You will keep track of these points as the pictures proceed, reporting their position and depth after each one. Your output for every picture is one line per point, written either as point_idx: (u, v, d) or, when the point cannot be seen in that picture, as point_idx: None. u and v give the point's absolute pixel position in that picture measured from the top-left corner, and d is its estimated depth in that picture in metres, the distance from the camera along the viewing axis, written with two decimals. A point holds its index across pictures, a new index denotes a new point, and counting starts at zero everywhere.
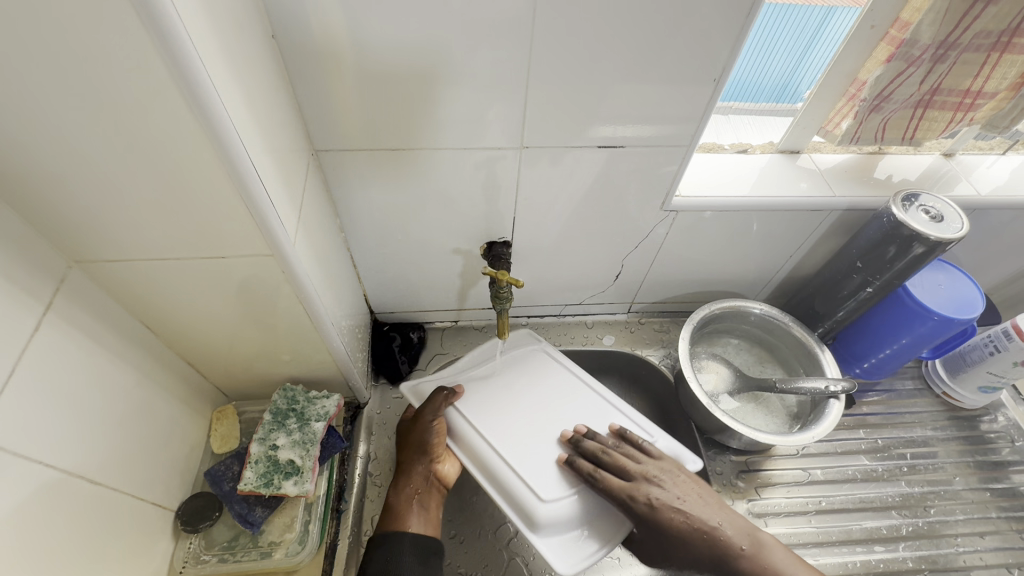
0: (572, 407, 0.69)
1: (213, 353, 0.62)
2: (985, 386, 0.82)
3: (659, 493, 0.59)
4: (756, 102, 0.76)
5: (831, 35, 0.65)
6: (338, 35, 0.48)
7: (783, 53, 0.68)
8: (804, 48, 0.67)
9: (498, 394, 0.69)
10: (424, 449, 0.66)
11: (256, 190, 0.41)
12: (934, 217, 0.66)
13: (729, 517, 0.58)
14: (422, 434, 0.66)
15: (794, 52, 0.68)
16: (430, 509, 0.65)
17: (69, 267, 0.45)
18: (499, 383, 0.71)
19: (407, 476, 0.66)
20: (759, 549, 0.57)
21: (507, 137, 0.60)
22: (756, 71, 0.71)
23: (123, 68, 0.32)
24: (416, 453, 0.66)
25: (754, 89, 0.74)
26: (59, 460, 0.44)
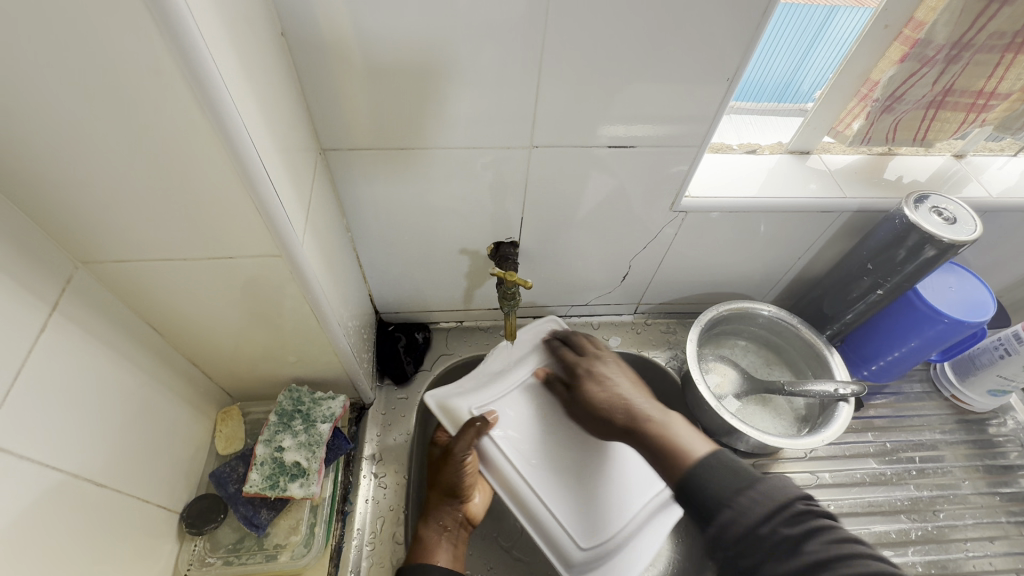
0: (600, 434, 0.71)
1: (219, 354, 0.61)
2: (995, 390, 0.81)
3: (601, 371, 0.66)
4: (758, 102, 0.76)
5: (831, 36, 0.65)
6: (348, 33, 0.48)
7: (785, 53, 0.67)
8: (806, 47, 0.66)
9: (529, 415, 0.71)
10: (455, 491, 0.66)
11: (266, 191, 0.41)
12: (947, 219, 0.65)
13: (653, 398, 0.60)
14: (455, 476, 0.65)
15: (795, 53, 0.67)
16: (457, 547, 0.66)
17: (75, 268, 0.45)
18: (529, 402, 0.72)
19: (436, 513, 0.66)
20: (665, 418, 0.56)
21: (516, 137, 0.59)
22: (759, 71, 0.70)
23: (131, 64, 0.31)
24: (447, 493, 0.66)
25: (755, 89, 0.73)
26: (65, 464, 0.44)
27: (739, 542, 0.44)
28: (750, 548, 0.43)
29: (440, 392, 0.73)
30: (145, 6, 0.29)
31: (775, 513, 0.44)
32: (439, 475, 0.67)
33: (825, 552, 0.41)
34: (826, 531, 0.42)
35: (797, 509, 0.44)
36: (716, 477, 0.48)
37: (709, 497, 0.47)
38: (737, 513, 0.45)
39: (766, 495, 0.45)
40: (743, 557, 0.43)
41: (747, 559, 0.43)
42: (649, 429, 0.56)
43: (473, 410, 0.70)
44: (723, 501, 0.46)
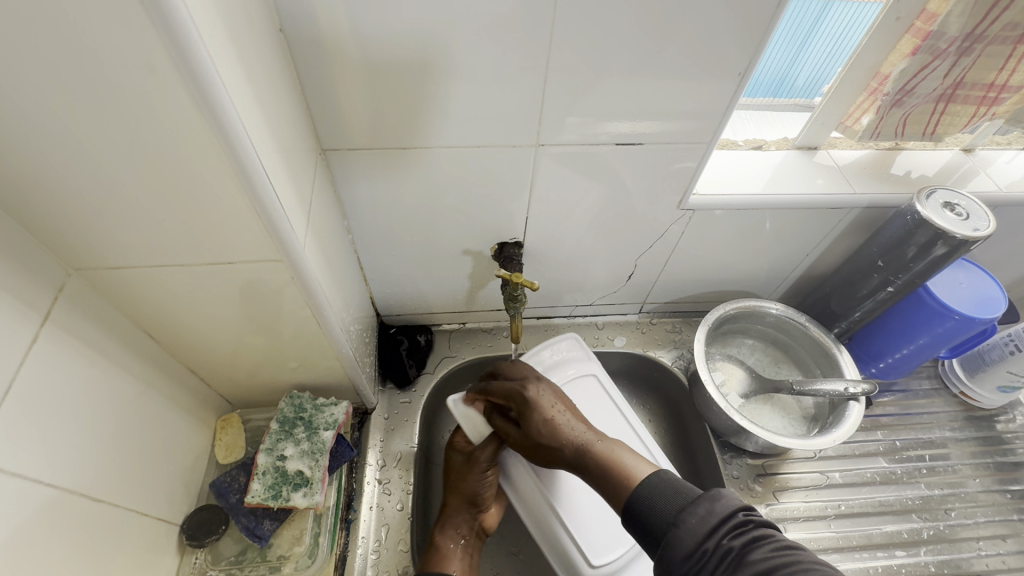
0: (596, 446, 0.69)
1: (218, 361, 0.60)
2: (1004, 385, 0.81)
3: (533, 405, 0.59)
4: (754, 97, 0.75)
5: (826, 31, 0.64)
6: (348, 27, 0.46)
7: (779, 50, 0.66)
8: (800, 44, 0.65)
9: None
10: (474, 501, 0.65)
11: (267, 195, 0.39)
12: (960, 215, 0.64)
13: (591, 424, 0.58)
14: (477, 484, 0.64)
15: (790, 49, 0.66)
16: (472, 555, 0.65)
17: (68, 275, 0.43)
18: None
19: (453, 520, 0.65)
20: (611, 451, 0.53)
21: (521, 135, 0.58)
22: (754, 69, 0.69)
23: (121, 60, 0.30)
24: (466, 501, 0.65)
25: (753, 85, 0.73)
26: (60, 480, 0.42)
27: (686, 561, 0.42)
28: (699, 563, 0.42)
29: (458, 399, 0.71)
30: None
31: (719, 524, 0.42)
32: (460, 483, 0.65)
33: (770, 560, 0.39)
34: (769, 539, 0.41)
35: (739, 518, 0.43)
36: (657, 500, 0.47)
37: (651, 524, 0.46)
38: (681, 528, 0.44)
39: (707, 508, 0.44)
40: (694, 574, 0.42)
41: (696, 574, 0.42)
42: (598, 454, 0.54)
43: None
44: (669, 525, 0.45)
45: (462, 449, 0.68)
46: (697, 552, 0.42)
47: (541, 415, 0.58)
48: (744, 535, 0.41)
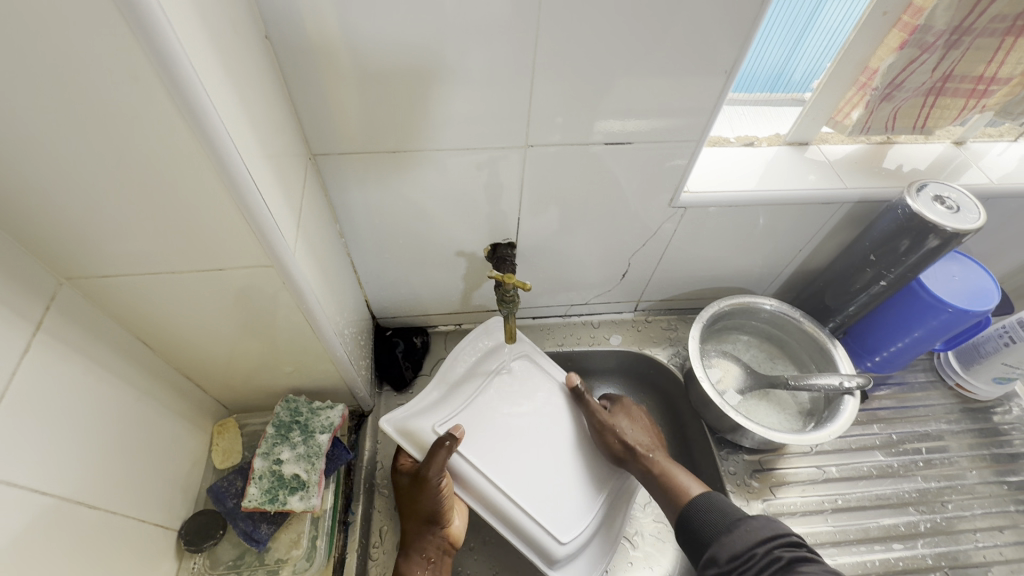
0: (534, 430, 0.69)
1: (213, 367, 0.60)
2: (999, 377, 0.81)
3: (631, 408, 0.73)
4: (751, 92, 0.75)
5: (821, 28, 0.64)
6: (334, 33, 0.46)
7: (777, 42, 0.66)
8: (797, 37, 0.65)
9: (498, 425, 0.68)
10: (433, 518, 0.63)
11: (254, 199, 0.39)
12: (950, 208, 0.64)
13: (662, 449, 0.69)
14: (433, 502, 0.62)
15: (788, 40, 0.66)
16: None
17: (59, 284, 0.43)
18: (493, 413, 0.69)
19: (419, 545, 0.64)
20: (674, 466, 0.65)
21: (510, 136, 0.58)
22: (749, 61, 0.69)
23: (104, 71, 0.30)
24: (425, 521, 0.63)
25: (749, 80, 0.73)
26: (54, 488, 0.43)
27: (732, 560, 0.54)
28: (745, 562, 0.53)
29: (396, 416, 0.66)
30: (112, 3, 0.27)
31: (773, 538, 0.53)
32: (417, 504, 0.63)
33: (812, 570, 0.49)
34: (815, 561, 0.51)
35: (793, 539, 0.53)
36: (716, 509, 0.59)
37: (707, 529, 0.58)
38: (733, 536, 0.55)
39: (763, 526, 0.55)
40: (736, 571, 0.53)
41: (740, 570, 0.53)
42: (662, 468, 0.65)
43: (438, 430, 0.66)
44: (724, 528, 0.57)
45: (407, 470, 0.67)
46: (746, 553, 0.53)
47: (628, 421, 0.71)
48: (794, 551, 0.52)
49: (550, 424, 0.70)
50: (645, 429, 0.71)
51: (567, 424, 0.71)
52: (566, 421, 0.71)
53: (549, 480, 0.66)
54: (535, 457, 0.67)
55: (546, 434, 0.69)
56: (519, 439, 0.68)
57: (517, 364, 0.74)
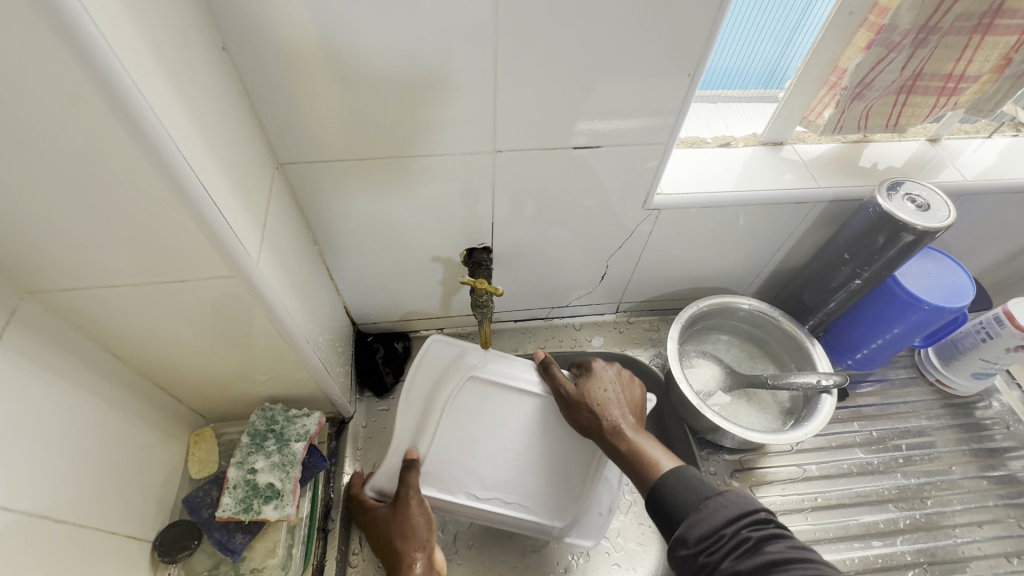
0: (492, 432, 0.67)
1: (186, 378, 0.60)
2: (978, 373, 0.81)
3: (605, 370, 0.66)
4: (745, 89, 0.75)
5: (813, 22, 0.64)
6: (293, 43, 0.46)
7: (770, 37, 0.66)
8: (789, 35, 0.65)
9: (461, 445, 0.66)
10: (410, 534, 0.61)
11: (209, 210, 0.39)
12: (920, 206, 0.65)
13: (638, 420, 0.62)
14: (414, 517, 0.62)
15: (780, 37, 0.66)
16: None
17: (21, 299, 0.43)
18: (454, 435, 0.67)
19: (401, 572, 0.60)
20: (646, 441, 0.58)
21: (479, 142, 0.58)
22: (743, 58, 0.69)
23: (46, 88, 0.30)
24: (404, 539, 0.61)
25: (742, 77, 0.72)
26: (21, 502, 0.42)
27: (698, 544, 0.47)
28: (712, 546, 0.46)
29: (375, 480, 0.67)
30: (42, 18, 0.27)
31: (741, 517, 0.47)
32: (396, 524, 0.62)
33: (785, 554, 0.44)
34: (785, 538, 0.45)
35: (761, 516, 0.47)
36: (684, 489, 0.51)
37: (673, 509, 0.51)
38: (699, 516, 0.48)
39: (731, 502, 0.48)
40: (703, 555, 0.46)
41: (707, 556, 0.46)
42: (630, 445, 0.58)
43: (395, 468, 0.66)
44: (691, 508, 0.50)
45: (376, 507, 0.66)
46: (712, 536, 0.47)
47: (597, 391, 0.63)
48: (763, 530, 0.46)
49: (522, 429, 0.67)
50: (621, 395, 0.63)
51: (521, 409, 0.68)
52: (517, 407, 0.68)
53: (521, 470, 0.67)
54: (503, 457, 0.67)
55: (504, 429, 0.67)
56: (487, 451, 0.67)
57: (472, 384, 0.68)
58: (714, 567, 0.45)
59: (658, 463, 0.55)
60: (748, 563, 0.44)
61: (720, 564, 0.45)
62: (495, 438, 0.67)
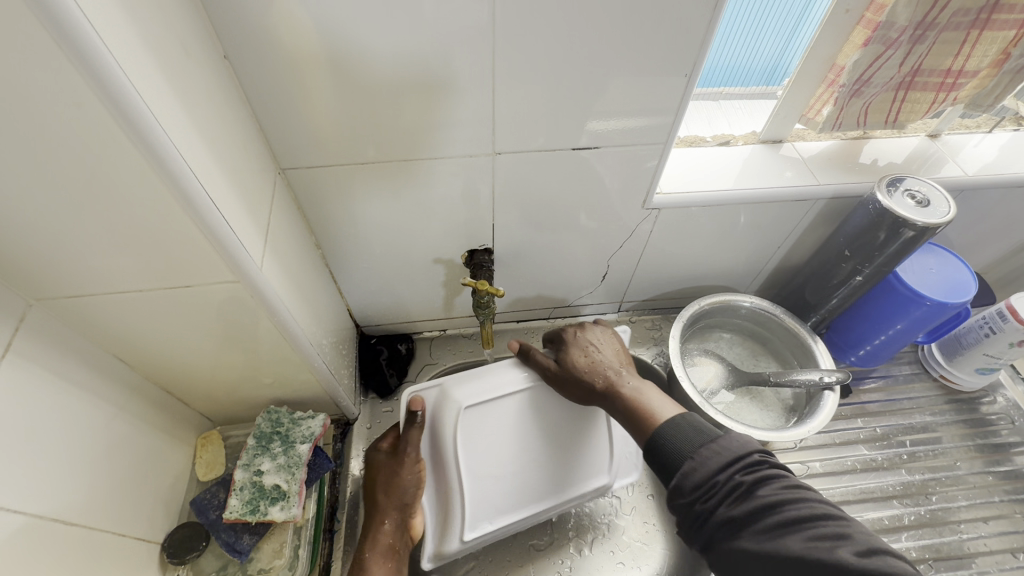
0: (487, 443, 0.65)
1: (192, 381, 0.61)
2: (982, 368, 0.81)
3: (587, 336, 0.65)
4: (747, 86, 0.75)
5: (813, 21, 0.64)
6: (294, 50, 0.47)
7: (771, 32, 0.66)
8: (791, 30, 0.65)
9: (478, 465, 0.64)
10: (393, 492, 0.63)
11: (212, 215, 0.40)
12: (920, 202, 0.65)
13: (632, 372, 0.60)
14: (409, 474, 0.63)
15: (782, 32, 0.66)
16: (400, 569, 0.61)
17: (29, 305, 0.44)
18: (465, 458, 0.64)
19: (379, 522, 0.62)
20: (640, 391, 0.56)
21: (478, 143, 0.59)
22: (744, 54, 0.69)
23: (52, 99, 0.31)
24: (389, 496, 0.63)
25: (744, 73, 0.72)
26: (30, 506, 0.43)
27: (693, 493, 0.45)
28: (707, 494, 0.44)
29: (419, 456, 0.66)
30: (46, 29, 0.28)
31: (733, 462, 0.45)
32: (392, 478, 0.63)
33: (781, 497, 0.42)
34: (780, 479, 0.43)
35: (753, 459, 0.45)
36: (678, 436, 0.48)
37: (667, 456, 0.48)
38: (693, 463, 0.46)
39: (723, 448, 0.46)
40: (700, 504, 0.44)
41: (703, 504, 0.44)
42: (625, 398, 0.56)
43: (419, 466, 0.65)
44: (684, 456, 0.47)
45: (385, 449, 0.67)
46: (706, 483, 0.44)
47: (580, 356, 0.62)
48: (757, 473, 0.44)
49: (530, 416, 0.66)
50: (607, 355, 0.62)
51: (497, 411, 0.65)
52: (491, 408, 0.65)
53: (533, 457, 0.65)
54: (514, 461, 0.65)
55: (496, 434, 0.65)
56: (495, 463, 0.64)
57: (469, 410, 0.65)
58: (710, 514, 0.44)
59: (656, 408, 0.53)
60: (744, 507, 0.42)
61: (717, 510, 0.43)
62: (493, 447, 0.65)
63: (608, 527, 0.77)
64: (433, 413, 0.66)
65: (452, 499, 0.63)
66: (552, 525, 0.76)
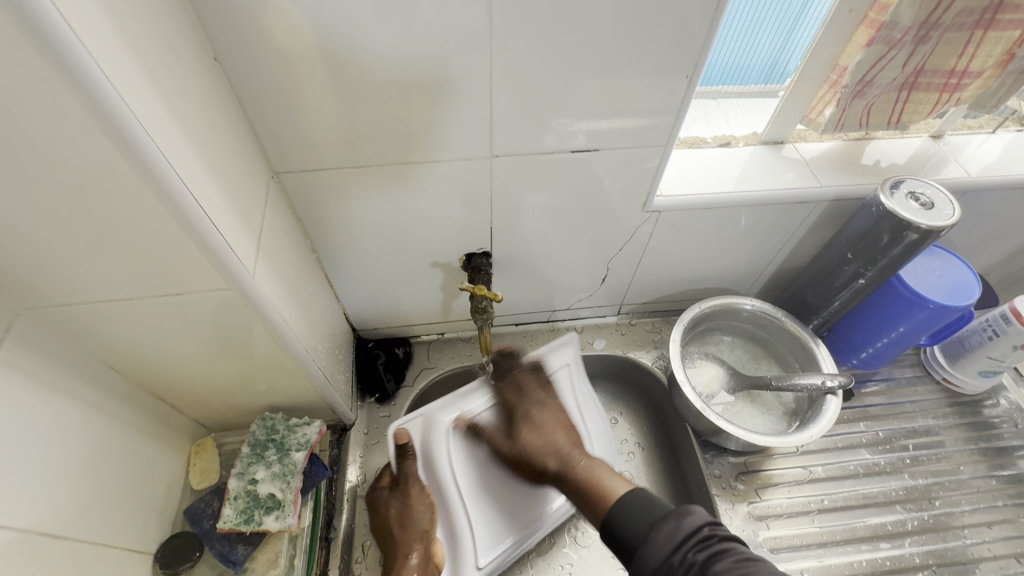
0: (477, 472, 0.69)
1: (185, 389, 0.60)
2: (986, 371, 0.80)
3: (537, 412, 0.65)
4: (745, 85, 0.74)
5: (814, 17, 0.63)
6: (287, 51, 0.46)
7: (769, 32, 0.65)
8: (789, 28, 0.65)
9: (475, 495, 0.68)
10: (404, 522, 0.63)
11: (202, 222, 0.39)
12: (924, 204, 0.64)
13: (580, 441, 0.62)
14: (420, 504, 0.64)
15: (780, 30, 0.65)
16: None
17: (16, 315, 0.43)
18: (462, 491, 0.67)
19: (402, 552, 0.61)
20: (593, 470, 0.57)
21: (477, 146, 0.58)
22: (743, 52, 0.68)
23: (34, 106, 0.30)
24: (402, 527, 0.63)
25: (742, 71, 0.72)
26: (17, 520, 0.42)
27: (655, 574, 0.44)
28: None
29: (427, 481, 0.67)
30: (25, 35, 0.27)
31: (686, 539, 0.45)
32: (405, 510, 0.64)
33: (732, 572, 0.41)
34: (731, 552, 0.42)
35: (705, 533, 0.44)
36: (630, 519, 0.49)
37: (626, 540, 0.48)
38: (651, 542, 0.46)
39: (673, 525, 0.46)
40: None
41: None
42: (578, 474, 0.57)
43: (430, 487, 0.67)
44: (639, 540, 0.47)
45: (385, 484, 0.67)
46: (663, 567, 0.44)
47: (527, 427, 0.64)
48: (706, 547, 0.43)
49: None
50: (554, 421, 0.65)
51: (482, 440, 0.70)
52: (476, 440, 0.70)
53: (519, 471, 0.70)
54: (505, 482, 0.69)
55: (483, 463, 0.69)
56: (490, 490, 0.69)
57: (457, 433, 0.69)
58: None
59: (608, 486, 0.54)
60: None
61: None
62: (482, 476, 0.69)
63: None
64: (422, 443, 0.68)
65: (458, 529, 0.66)
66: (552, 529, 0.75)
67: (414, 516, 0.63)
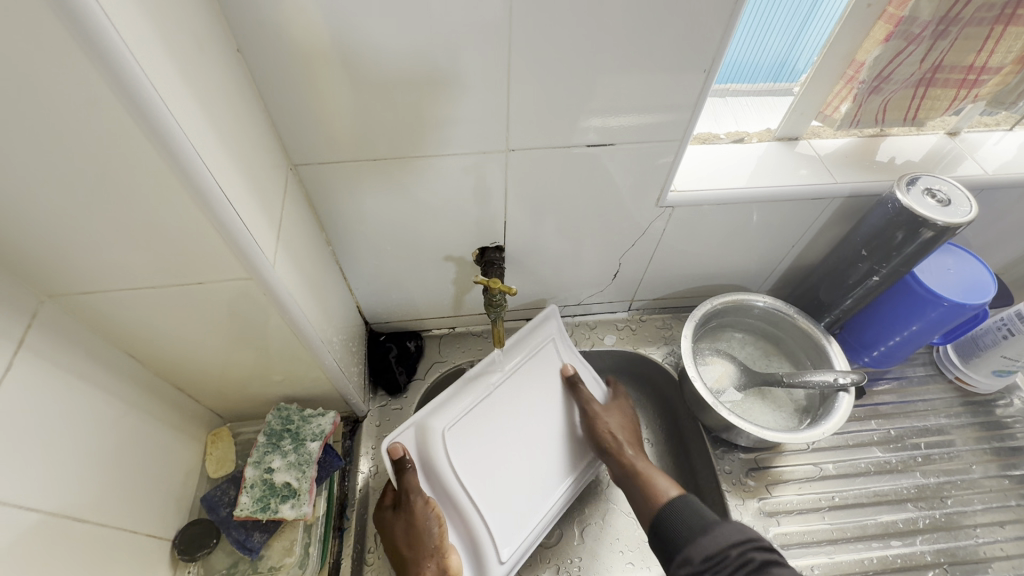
0: (484, 467, 0.66)
1: (203, 378, 0.61)
2: (1000, 370, 0.80)
3: (625, 406, 0.77)
4: (754, 83, 0.73)
5: (827, 12, 0.62)
6: (309, 43, 0.46)
7: (778, 31, 0.64)
8: (800, 25, 0.64)
9: (487, 488, 0.66)
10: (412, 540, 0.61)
11: (226, 212, 0.39)
12: (941, 201, 0.64)
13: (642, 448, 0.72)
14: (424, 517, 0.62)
15: (790, 29, 0.64)
16: None
17: (42, 302, 0.44)
18: (477, 490, 0.65)
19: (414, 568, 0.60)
20: (654, 472, 0.66)
21: (493, 140, 0.58)
22: (754, 50, 0.67)
23: (67, 95, 0.30)
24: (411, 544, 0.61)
25: (752, 70, 0.71)
26: (43, 503, 0.43)
27: (705, 561, 0.54)
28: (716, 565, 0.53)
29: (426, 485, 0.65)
30: (63, 26, 0.27)
31: (743, 541, 0.54)
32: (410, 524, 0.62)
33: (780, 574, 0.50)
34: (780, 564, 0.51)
35: (761, 544, 0.54)
36: (682, 514, 0.59)
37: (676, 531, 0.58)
38: (706, 536, 0.56)
39: (733, 529, 0.55)
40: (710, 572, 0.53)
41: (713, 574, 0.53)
42: (647, 468, 0.67)
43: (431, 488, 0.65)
44: (696, 533, 0.57)
45: (390, 502, 0.66)
46: (716, 556, 0.54)
47: (615, 413, 0.74)
48: (765, 554, 0.52)
49: (514, 425, 0.70)
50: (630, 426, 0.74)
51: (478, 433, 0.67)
52: (474, 433, 0.67)
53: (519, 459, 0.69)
54: (514, 472, 0.68)
55: (489, 456, 0.67)
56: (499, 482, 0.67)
57: (452, 434, 0.65)
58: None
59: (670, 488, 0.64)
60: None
61: None
62: (489, 469, 0.67)
63: (615, 527, 0.76)
64: (420, 452, 0.65)
65: (477, 528, 0.64)
66: (559, 525, 0.76)
67: (428, 530, 0.61)
